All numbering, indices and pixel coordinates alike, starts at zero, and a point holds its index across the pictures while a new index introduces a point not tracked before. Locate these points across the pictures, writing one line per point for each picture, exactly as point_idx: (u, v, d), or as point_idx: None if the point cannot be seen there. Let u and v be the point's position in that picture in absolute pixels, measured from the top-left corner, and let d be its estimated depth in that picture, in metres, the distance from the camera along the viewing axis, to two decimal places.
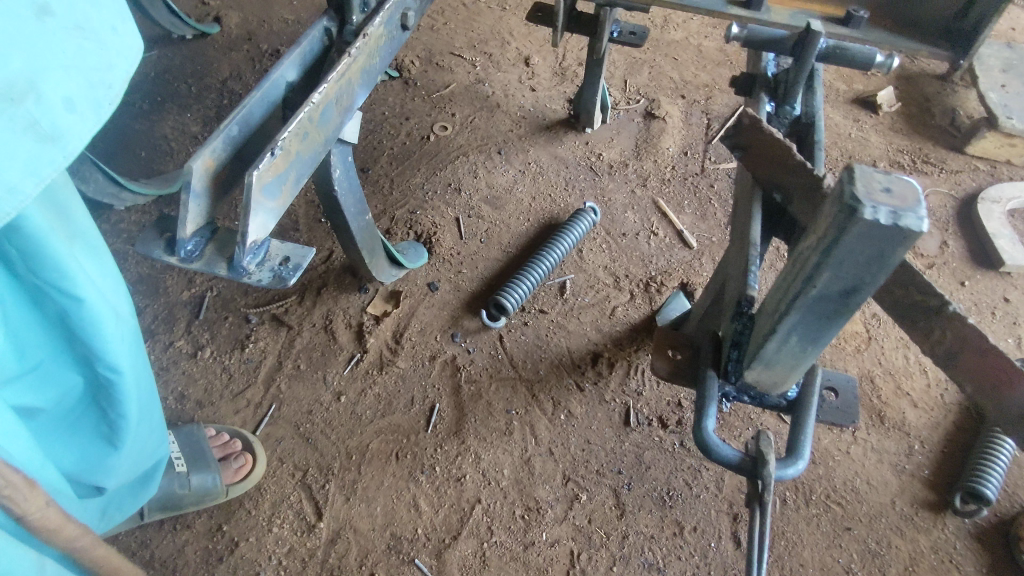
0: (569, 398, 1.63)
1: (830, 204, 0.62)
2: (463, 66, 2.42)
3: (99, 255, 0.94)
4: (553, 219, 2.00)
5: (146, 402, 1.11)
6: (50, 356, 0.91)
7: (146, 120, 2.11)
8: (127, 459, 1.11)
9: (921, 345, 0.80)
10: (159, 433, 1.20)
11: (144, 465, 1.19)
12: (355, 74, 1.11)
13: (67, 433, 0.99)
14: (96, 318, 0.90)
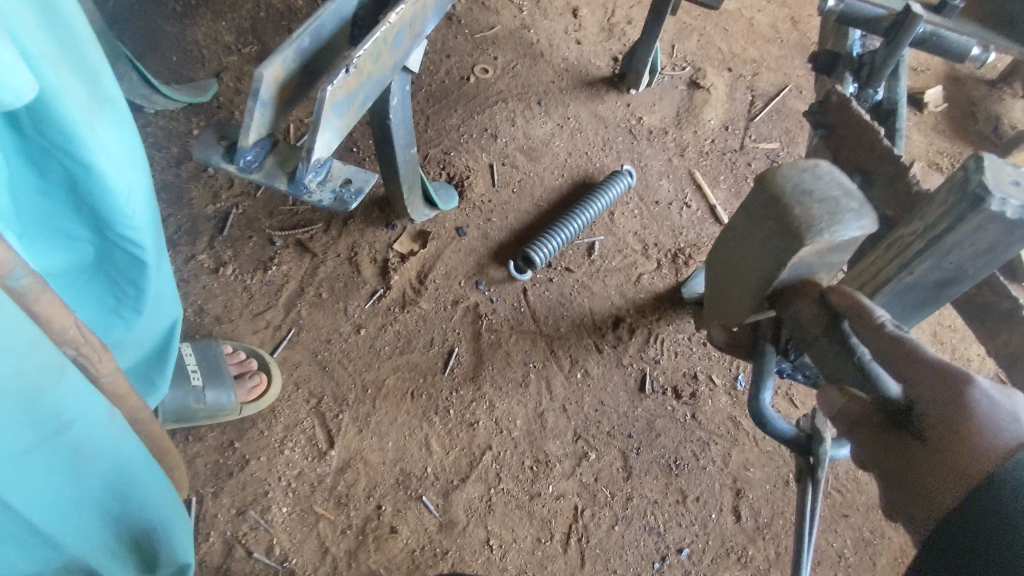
0: (587, 357, 1.64)
1: (946, 193, 0.62)
2: (510, 9, 2.34)
3: (120, 120, 0.89)
4: (587, 178, 1.97)
5: (162, 276, 1.08)
6: (57, 217, 0.88)
7: (178, 23, 2.02)
8: (136, 333, 1.09)
9: (988, 346, 0.80)
10: (170, 307, 1.17)
11: (149, 337, 1.14)
12: (430, 1, 1.08)
13: (72, 302, 0.97)
14: (106, 185, 0.86)
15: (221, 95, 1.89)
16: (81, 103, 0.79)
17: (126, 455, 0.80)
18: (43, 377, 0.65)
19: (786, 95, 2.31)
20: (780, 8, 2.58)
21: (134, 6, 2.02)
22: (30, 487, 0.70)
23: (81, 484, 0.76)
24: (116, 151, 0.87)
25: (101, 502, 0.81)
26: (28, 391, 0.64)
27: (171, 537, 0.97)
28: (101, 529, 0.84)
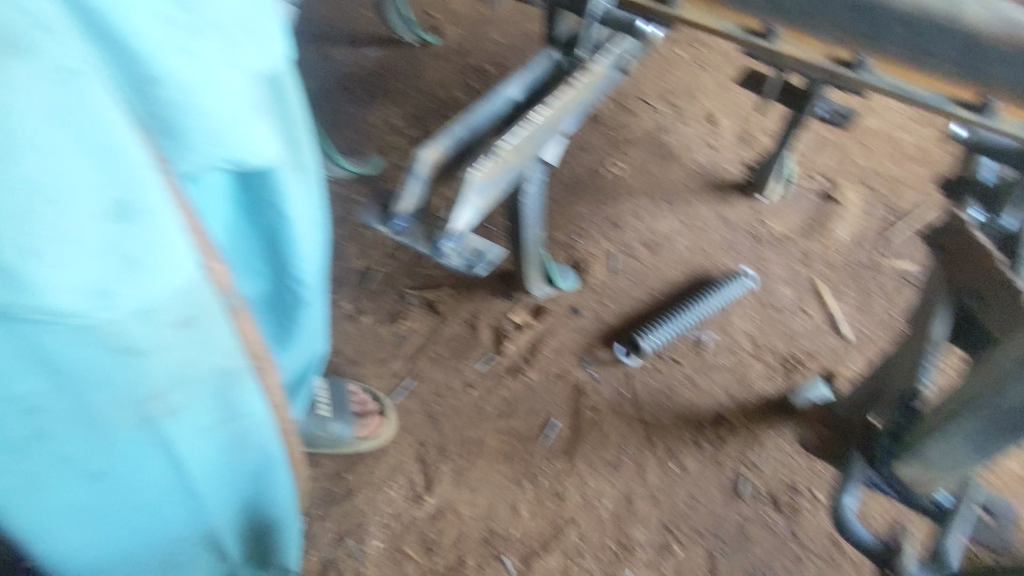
0: (683, 451, 1.64)
1: None
2: (649, 113, 2.51)
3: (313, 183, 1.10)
4: (705, 275, 2.02)
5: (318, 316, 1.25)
6: (253, 254, 1.10)
7: (360, 107, 2.39)
8: (288, 358, 1.27)
9: None
10: (319, 342, 1.35)
11: (299, 363, 1.32)
12: (572, 103, 1.26)
13: None
14: (293, 234, 1.05)
15: (384, 169, 2.19)
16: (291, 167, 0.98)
17: (271, 453, 0.95)
18: (231, 375, 0.81)
19: (928, 215, 2.24)
20: (928, 129, 2.55)
21: (329, 92, 2.42)
22: (197, 458, 0.86)
23: (232, 467, 0.92)
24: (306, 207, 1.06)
25: (241, 484, 0.96)
26: (219, 384, 0.80)
27: (286, 537, 1.10)
28: (234, 508, 0.99)
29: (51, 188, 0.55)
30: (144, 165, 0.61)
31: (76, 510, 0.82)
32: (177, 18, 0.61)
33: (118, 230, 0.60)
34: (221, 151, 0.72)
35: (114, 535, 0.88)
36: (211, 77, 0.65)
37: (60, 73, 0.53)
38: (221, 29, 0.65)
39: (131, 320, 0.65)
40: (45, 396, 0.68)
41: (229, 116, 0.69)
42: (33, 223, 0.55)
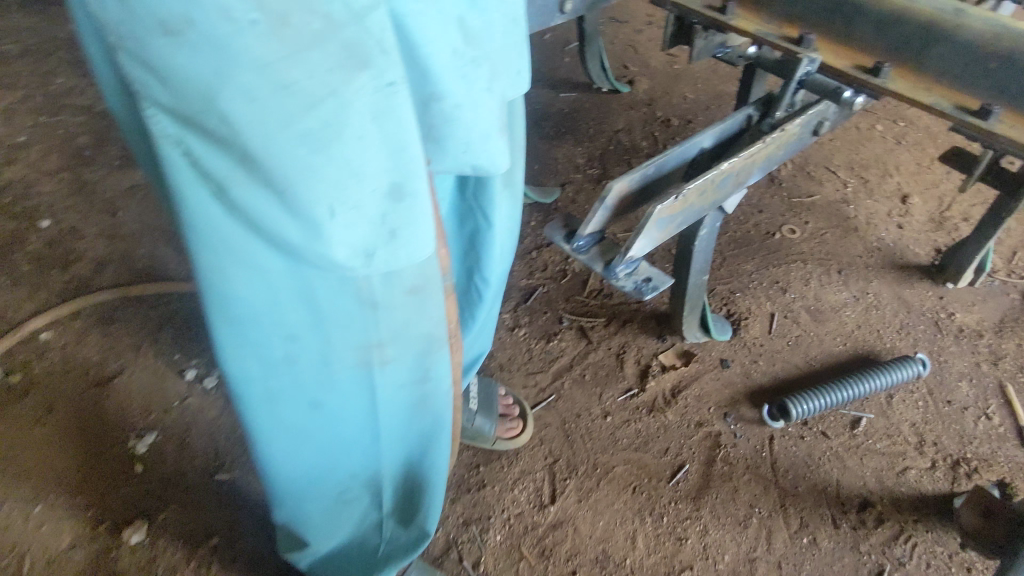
0: (819, 527, 1.57)
1: None
2: (834, 183, 2.45)
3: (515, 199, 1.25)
4: (872, 355, 1.91)
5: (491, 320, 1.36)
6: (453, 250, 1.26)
7: (548, 143, 2.59)
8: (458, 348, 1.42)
9: None
10: (484, 340, 1.50)
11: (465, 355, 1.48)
12: (761, 158, 1.30)
13: None
14: (491, 239, 1.20)
15: (560, 201, 2.35)
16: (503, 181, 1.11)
17: (440, 421, 1.09)
18: (433, 343, 0.95)
19: None
20: None
21: None
22: (389, 410, 1.00)
23: (410, 424, 1.06)
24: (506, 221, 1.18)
25: (410, 442, 1.10)
26: (423, 349, 0.94)
27: (430, 502, 1.23)
28: (398, 462, 1.13)
29: (355, 167, 0.69)
30: (417, 160, 0.73)
31: (293, 429, 0.97)
32: (463, 49, 0.75)
33: (389, 204, 0.73)
34: (470, 160, 0.84)
35: (310, 458, 1.04)
36: (478, 96, 0.79)
37: (384, 85, 0.66)
38: (490, 58, 0.79)
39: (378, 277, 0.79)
40: (302, 323, 0.84)
41: (483, 132, 0.82)
42: (337, 191, 0.69)
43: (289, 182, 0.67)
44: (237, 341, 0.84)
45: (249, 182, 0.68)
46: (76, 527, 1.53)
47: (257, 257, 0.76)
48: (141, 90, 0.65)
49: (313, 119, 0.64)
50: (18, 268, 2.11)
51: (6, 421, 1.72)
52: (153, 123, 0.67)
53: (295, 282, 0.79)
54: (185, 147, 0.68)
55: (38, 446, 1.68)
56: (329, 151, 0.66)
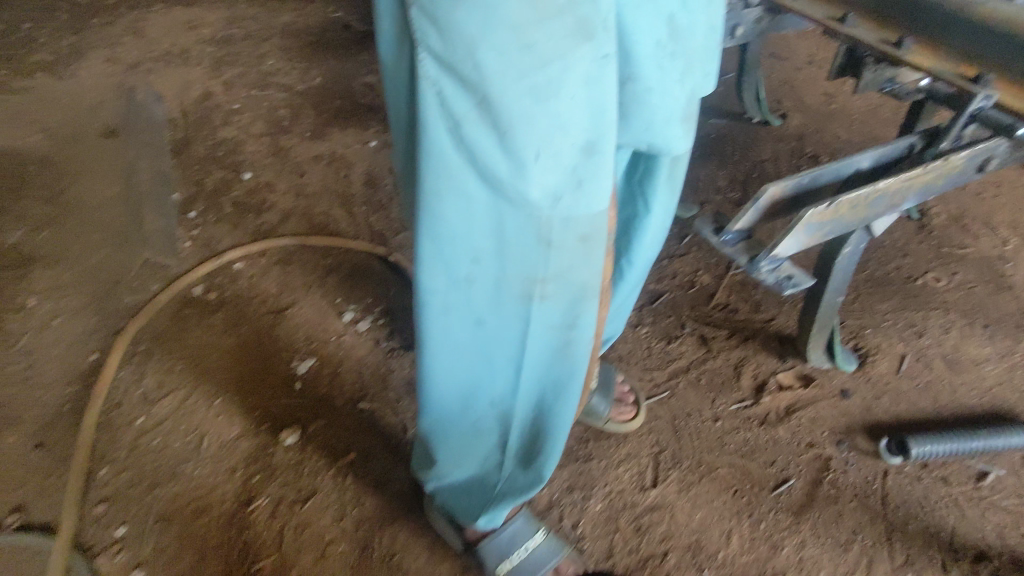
0: (924, 567, 1.54)
1: None
2: (992, 239, 2.35)
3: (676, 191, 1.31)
4: (1009, 414, 1.83)
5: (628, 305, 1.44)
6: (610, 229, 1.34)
7: (691, 163, 2.68)
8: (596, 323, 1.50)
9: None
10: (619, 322, 1.58)
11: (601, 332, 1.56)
12: (918, 183, 1.34)
13: None
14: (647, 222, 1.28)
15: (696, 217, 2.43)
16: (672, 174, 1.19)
17: (578, 376, 1.15)
18: (588, 294, 1.02)
19: None
20: None
21: None
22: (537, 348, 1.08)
23: (549, 370, 1.13)
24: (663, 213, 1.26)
25: (546, 388, 1.17)
26: (578, 297, 1.01)
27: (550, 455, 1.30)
28: (531, 405, 1.21)
29: (563, 120, 0.79)
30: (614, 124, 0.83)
31: (454, 345, 1.09)
32: (664, 43, 0.87)
33: (582, 158, 0.84)
34: (649, 139, 0.96)
35: (458, 380, 1.17)
36: (668, 86, 0.90)
37: (601, 57, 0.76)
38: (684, 56, 0.91)
39: (559, 220, 0.88)
40: (486, 249, 0.94)
41: (665, 119, 0.94)
42: (545, 140, 0.80)
43: (511, 127, 0.78)
44: (432, 256, 0.96)
45: (478, 122, 0.79)
46: (244, 422, 1.82)
47: (466, 184, 0.87)
48: (417, 36, 0.77)
49: (541, 78, 0.75)
50: (222, 210, 2.50)
51: (200, 328, 2.06)
52: (419, 65, 0.79)
53: (492, 214, 0.90)
54: (438, 89, 0.79)
55: (221, 352, 1.99)
56: (547, 105, 0.77)
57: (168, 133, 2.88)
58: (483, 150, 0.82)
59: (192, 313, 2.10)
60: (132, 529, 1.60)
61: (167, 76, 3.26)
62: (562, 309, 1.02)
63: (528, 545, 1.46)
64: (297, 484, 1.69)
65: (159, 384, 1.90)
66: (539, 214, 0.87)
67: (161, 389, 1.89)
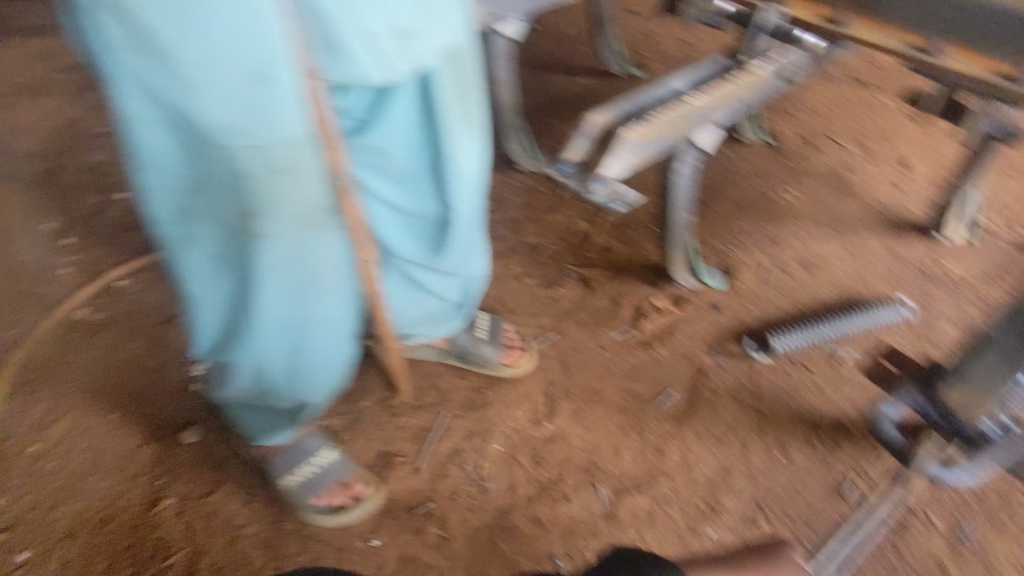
0: (793, 445, 1.70)
1: None
2: (836, 152, 2.56)
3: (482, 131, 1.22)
4: (858, 300, 2.02)
5: (466, 252, 1.40)
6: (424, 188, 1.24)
7: (562, 123, 2.79)
8: (436, 279, 1.46)
9: None
10: (475, 278, 1.52)
11: (454, 288, 1.52)
12: (726, 96, 1.44)
13: (413, 235, 1.35)
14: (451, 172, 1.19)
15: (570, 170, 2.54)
16: (455, 122, 1.14)
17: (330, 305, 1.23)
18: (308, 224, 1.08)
19: None
20: None
21: (540, 109, 2.87)
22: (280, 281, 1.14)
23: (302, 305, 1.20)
24: (468, 164, 1.20)
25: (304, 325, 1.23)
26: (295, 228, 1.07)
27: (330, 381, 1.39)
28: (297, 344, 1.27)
29: (217, 49, 0.83)
30: (276, 53, 0.86)
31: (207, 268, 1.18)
32: None
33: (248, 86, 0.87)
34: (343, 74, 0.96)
35: (220, 310, 1.26)
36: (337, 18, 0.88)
37: None
38: None
39: (249, 147, 0.94)
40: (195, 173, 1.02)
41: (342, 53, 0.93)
42: (203, 70, 0.84)
43: (162, 54, 0.83)
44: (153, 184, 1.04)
45: (140, 54, 0.84)
46: (141, 431, 1.81)
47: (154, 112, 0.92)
48: None
49: (182, 10, 0.79)
50: (98, 233, 2.44)
51: (87, 349, 2.02)
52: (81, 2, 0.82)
53: (186, 140, 0.96)
54: (106, 28, 0.83)
55: (110, 369, 1.97)
56: (197, 36, 0.81)
57: (32, 165, 2.78)
58: (155, 82, 0.87)
59: (76, 337, 2.06)
60: (34, 552, 1.58)
61: (24, 110, 3.12)
62: (288, 241, 1.08)
63: (315, 460, 1.60)
64: (202, 479, 1.70)
65: (49, 409, 1.87)
66: (221, 139, 0.92)
67: (52, 413, 1.86)
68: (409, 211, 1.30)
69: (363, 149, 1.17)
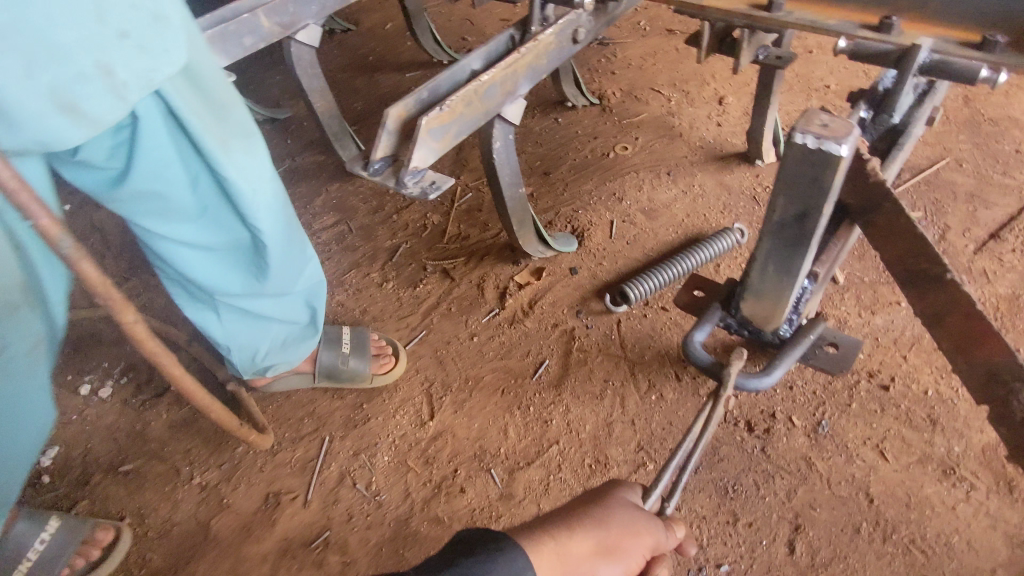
0: (664, 383, 1.78)
1: (791, 159, 0.82)
2: (659, 100, 2.69)
3: (254, 144, 1.19)
4: (699, 236, 2.15)
5: (291, 266, 1.36)
6: (219, 216, 1.19)
7: None
8: (271, 303, 1.40)
9: (916, 305, 0.89)
10: (313, 288, 1.48)
11: (295, 305, 1.47)
12: (520, 68, 1.46)
13: (230, 267, 1.28)
14: (238, 190, 1.15)
15: None
16: (218, 139, 1.11)
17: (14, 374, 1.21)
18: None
19: (941, 167, 2.18)
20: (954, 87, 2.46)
21: (373, 110, 2.81)
22: None
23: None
24: (250, 177, 1.17)
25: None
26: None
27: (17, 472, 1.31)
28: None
29: None
30: None
31: None
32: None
33: None
34: (53, 129, 0.91)
35: None
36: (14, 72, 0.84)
37: None
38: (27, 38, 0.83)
39: None
40: None
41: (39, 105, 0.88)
42: None
43: None
44: None
45: None
46: None
47: None
48: None
49: None
50: None
51: None
52: None
53: None
54: None
55: None
56: None
57: None
58: None
59: None
60: None
61: None
62: None
63: (42, 538, 1.43)
64: None
65: None
66: None
67: None
68: (211, 248, 1.23)
69: (135, 202, 1.09)
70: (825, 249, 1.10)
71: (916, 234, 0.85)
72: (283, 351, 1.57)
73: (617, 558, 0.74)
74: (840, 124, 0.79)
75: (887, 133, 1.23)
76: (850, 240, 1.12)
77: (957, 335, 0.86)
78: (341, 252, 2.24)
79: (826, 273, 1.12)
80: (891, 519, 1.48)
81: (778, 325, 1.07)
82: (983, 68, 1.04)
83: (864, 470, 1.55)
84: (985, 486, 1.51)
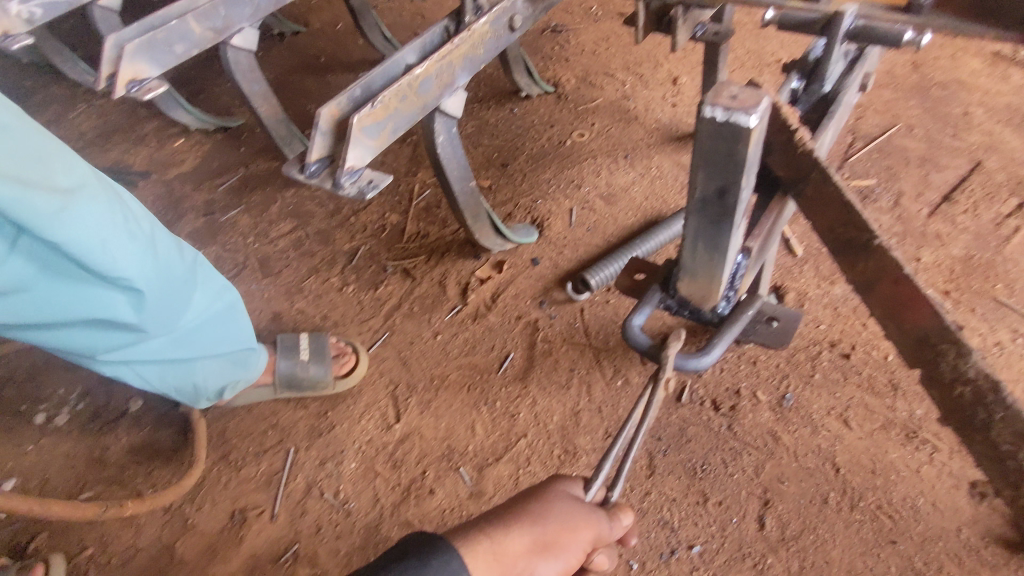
0: (629, 368, 1.77)
1: (706, 133, 0.81)
2: (614, 85, 2.67)
3: (92, 194, 1.10)
4: (658, 218, 2.14)
5: (171, 304, 1.29)
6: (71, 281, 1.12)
7: None
8: (163, 343, 1.35)
9: (849, 274, 0.89)
10: (210, 313, 1.42)
11: (195, 338, 1.41)
12: (455, 58, 1.44)
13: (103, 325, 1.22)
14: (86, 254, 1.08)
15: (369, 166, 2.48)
16: (47, 208, 1.01)
17: None
18: None
19: (893, 134, 2.19)
20: (902, 54, 2.47)
21: None
22: None
23: None
24: (95, 231, 1.09)
25: None
26: None
27: None
28: None
29: None
30: None
31: None
32: None
33: None
34: None
35: None
36: None
37: None
38: None
39: None
40: None
41: None
42: None
43: None
44: None
45: None
46: None
47: None
48: None
49: None
50: None
51: None
52: None
53: None
54: None
55: None
56: None
57: None
58: None
59: None
60: None
61: None
62: None
63: None
64: None
65: None
66: None
67: None
68: (71, 314, 1.16)
69: None
70: (758, 225, 1.10)
71: (844, 202, 0.84)
72: (213, 373, 1.52)
73: (554, 555, 0.74)
74: (749, 95, 0.78)
75: (819, 103, 1.28)
76: (784, 212, 1.13)
77: (888, 299, 0.85)
78: (299, 258, 2.20)
79: (759, 249, 1.13)
80: (857, 487, 1.48)
81: (715, 304, 1.07)
82: (907, 30, 1.05)
83: (830, 440, 1.55)
84: (947, 447, 1.52)
